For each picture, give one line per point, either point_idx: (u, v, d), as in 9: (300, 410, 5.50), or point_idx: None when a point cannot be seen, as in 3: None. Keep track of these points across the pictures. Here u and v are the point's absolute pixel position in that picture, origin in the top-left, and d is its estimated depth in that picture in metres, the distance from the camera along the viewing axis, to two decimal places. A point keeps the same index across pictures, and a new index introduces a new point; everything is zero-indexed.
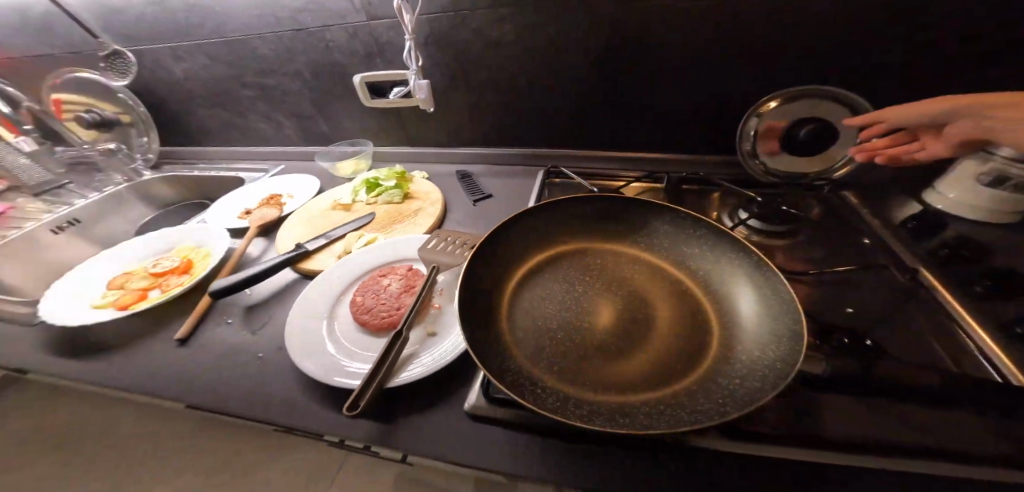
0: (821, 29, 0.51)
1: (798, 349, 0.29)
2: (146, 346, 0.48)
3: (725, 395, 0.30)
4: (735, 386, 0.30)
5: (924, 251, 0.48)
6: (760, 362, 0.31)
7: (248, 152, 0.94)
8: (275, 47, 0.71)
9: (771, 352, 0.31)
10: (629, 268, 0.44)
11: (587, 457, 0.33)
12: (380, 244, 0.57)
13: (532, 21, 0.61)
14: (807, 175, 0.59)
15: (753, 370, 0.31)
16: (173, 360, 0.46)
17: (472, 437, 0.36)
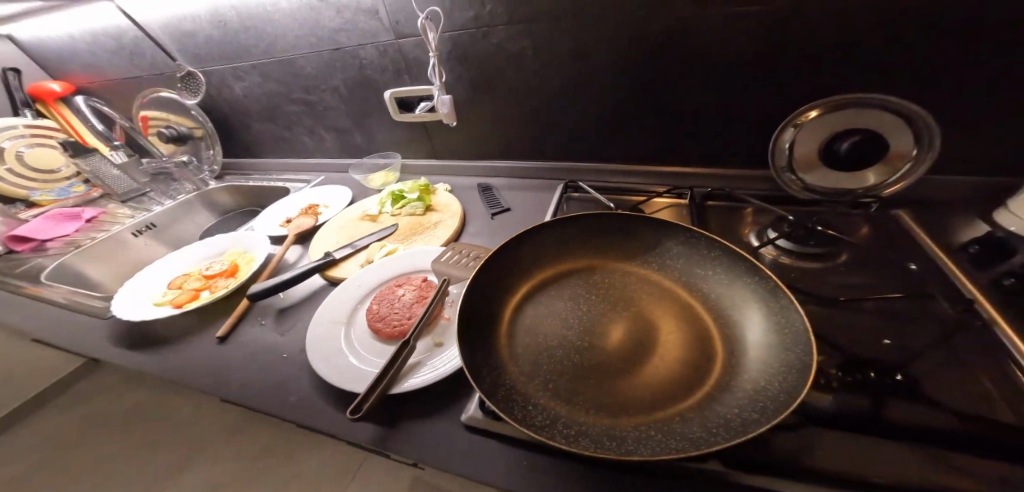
0: (858, 23, 0.47)
1: (803, 384, 0.28)
2: (193, 339, 0.54)
3: (720, 425, 0.29)
4: (732, 417, 0.29)
5: (984, 280, 0.42)
6: (764, 395, 0.29)
7: (293, 164, 1.03)
8: (316, 67, 0.78)
9: (775, 384, 0.29)
10: (636, 287, 0.43)
11: (576, 477, 0.33)
12: (399, 254, 0.60)
13: (551, 33, 0.62)
14: (852, 191, 0.54)
15: (754, 402, 0.29)
16: (213, 355, 0.51)
17: (465, 447, 0.37)
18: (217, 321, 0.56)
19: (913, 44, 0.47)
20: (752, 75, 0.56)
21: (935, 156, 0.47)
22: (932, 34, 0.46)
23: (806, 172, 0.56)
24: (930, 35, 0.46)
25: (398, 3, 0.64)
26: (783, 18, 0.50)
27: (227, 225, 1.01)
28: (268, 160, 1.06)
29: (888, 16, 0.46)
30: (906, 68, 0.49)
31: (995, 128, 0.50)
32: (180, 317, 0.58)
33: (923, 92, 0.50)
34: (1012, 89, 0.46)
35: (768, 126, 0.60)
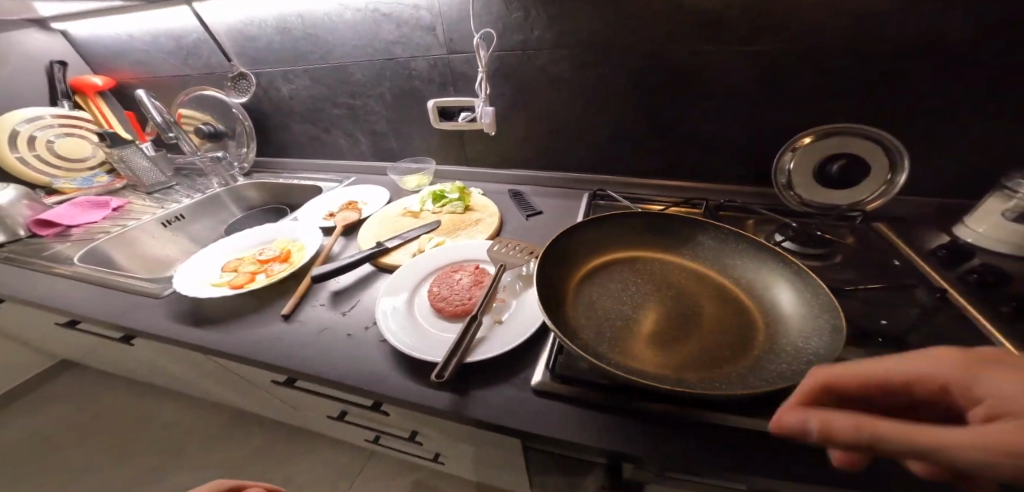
0: (864, 50, 0.57)
1: (837, 339, 0.34)
2: (254, 316, 0.56)
3: (771, 375, 0.35)
4: (780, 369, 0.35)
5: (954, 276, 0.52)
6: (803, 351, 0.36)
7: (324, 165, 1.08)
8: (366, 75, 0.86)
9: (813, 343, 0.36)
10: (677, 275, 0.50)
11: (644, 433, 0.38)
12: (448, 245, 0.65)
13: (590, 58, 0.71)
14: (840, 206, 0.64)
15: (799, 357, 0.36)
16: (279, 331, 0.54)
17: (539, 409, 0.42)
18: (277, 301, 0.59)
19: (900, 71, 0.57)
20: (764, 100, 0.66)
21: (905, 180, 0.59)
22: (913, 66, 0.56)
23: (803, 188, 0.66)
24: (910, 67, 0.57)
25: (455, 23, 0.73)
26: (786, 57, 0.61)
27: (253, 219, 1.03)
28: (298, 160, 1.11)
29: (880, 51, 0.57)
30: (894, 76, 0.58)
31: (961, 151, 0.61)
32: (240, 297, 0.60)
33: (906, 114, 0.60)
34: (979, 115, 0.57)
35: (771, 148, 0.70)
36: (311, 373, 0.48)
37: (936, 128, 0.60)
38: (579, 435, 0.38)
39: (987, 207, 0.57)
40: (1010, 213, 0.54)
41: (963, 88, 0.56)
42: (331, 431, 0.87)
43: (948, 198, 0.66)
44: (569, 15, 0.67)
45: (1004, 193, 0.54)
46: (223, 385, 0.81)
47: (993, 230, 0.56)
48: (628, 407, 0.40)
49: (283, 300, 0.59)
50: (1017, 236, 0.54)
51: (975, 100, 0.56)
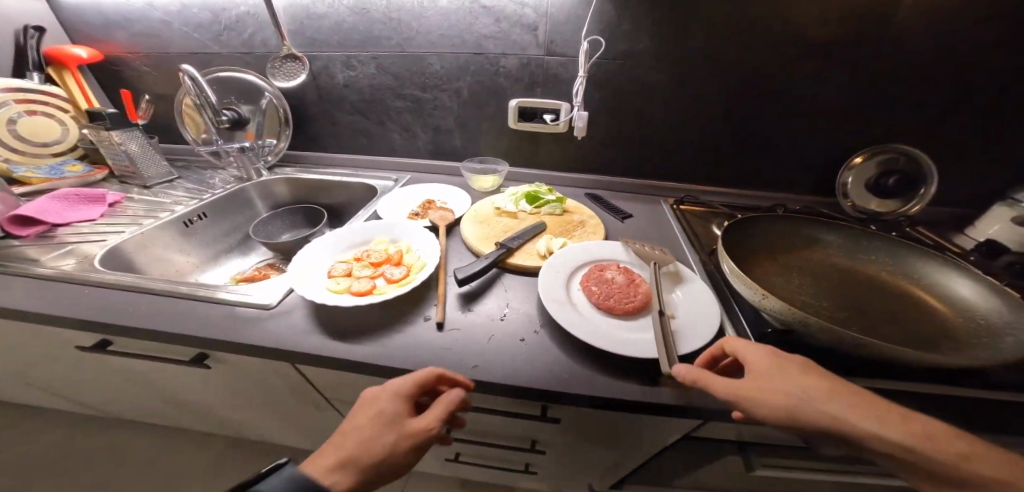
0: (920, 83, 0.70)
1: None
2: (406, 326, 0.51)
3: (993, 349, 0.37)
4: (999, 343, 0.38)
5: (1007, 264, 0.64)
6: (996, 327, 0.40)
7: (367, 161, 0.99)
8: (446, 69, 0.82)
9: (1008, 319, 0.40)
10: (825, 268, 0.52)
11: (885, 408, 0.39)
12: (574, 246, 0.64)
13: (688, 71, 0.75)
14: (884, 213, 0.77)
15: (1003, 332, 0.39)
16: (444, 342, 0.49)
17: None
18: (422, 309, 0.54)
19: (944, 102, 0.70)
20: (836, 120, 0.76)
21: (935, 192, 0.72)
22: (955, 98, 0.70)
23: (860, 198, 0.77)
24: (953, 99, 0.70)
25: (560, 26, 0.74)
26: (860, 82, 0.71)
27: (279, 219, 0.89)
28: (334, 154, 0.99)
29: (934, 85, 0.69)
30: (943, 106, 0.71)
31: (978, 170, 0.76)
32: (369, 306, 0.54)
33: (943, 137, 0.74)
34: (997, 140, 0.72)
35: (832, 161, 0.81)
36: (507, 381, 0.45)
37: (968, 150, 0.74)
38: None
39: (998, 215, 0.67)
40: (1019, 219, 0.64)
41: (988, 119, 0.70)
42: None
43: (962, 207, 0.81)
44: (676, 29, 0.71)
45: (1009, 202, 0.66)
46: (281, 416, 0.68)
47: (1005, 233, 0.65)
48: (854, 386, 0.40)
49: (431, 308, 0.55)
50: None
51: (997, 127, 0.71)
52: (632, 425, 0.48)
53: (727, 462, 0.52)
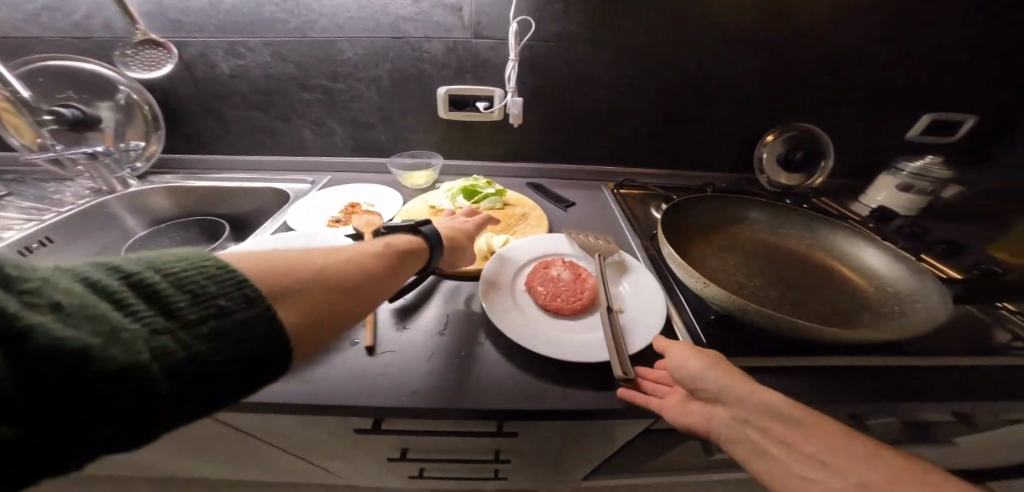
0: (826, 63, 0.74)
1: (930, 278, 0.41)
2: (326, 358, 0.44)
3: (900, 317, 0.40)
4: (905, 311, 0.40)
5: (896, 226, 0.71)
6: (901, 294, 0.43)
7: (275, 162, 0.85)
8: (360, 54, 0.72)
9: (911, 286, 0.43)
10: (754, 246, 0.54)
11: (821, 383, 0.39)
12: (516, 243, 0.60)
13: (620, 56, 0.74)
14: (795, 186, 0.83)
15: (907, 300, 0.42)
16: (374, 370, 0.42)
17: None
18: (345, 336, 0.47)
19: (845, 82, 0.76)
20: (756, 101, 0.79)
21: (833, 165, 0.79)
22: (853, 79, 0.76)
23: (776, 173, 0.83)
24: (851, 80, 0.76)
25: (485, 6, 0.68)
26: (776, 64, 0.74)
27: (164, 236, 0.73)
28: (231, 156, 0.84)
29: (836, 67, 0.74)
30: (845, 87, 0.76)
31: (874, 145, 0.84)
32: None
33: (846, 115, 0.80)
34: (889, 117, 0.79)
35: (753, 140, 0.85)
36: (447, 408, 0.40)
37: (865, 126, 0.81)
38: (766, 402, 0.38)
39: (885, 184, 0.76)
40: (902, 185, 0.73)
41: (880, 97, 0.77)
42: (356, 482, 0.69)
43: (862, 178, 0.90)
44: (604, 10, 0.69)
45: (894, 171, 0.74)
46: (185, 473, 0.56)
47: (891, 198, 0.75)
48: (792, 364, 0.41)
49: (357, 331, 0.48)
50: (906, 201, 0.73)
51: (888, 105, 0.78)
52: (588, 428, 0.46)
53: (679, 447, 0.53)
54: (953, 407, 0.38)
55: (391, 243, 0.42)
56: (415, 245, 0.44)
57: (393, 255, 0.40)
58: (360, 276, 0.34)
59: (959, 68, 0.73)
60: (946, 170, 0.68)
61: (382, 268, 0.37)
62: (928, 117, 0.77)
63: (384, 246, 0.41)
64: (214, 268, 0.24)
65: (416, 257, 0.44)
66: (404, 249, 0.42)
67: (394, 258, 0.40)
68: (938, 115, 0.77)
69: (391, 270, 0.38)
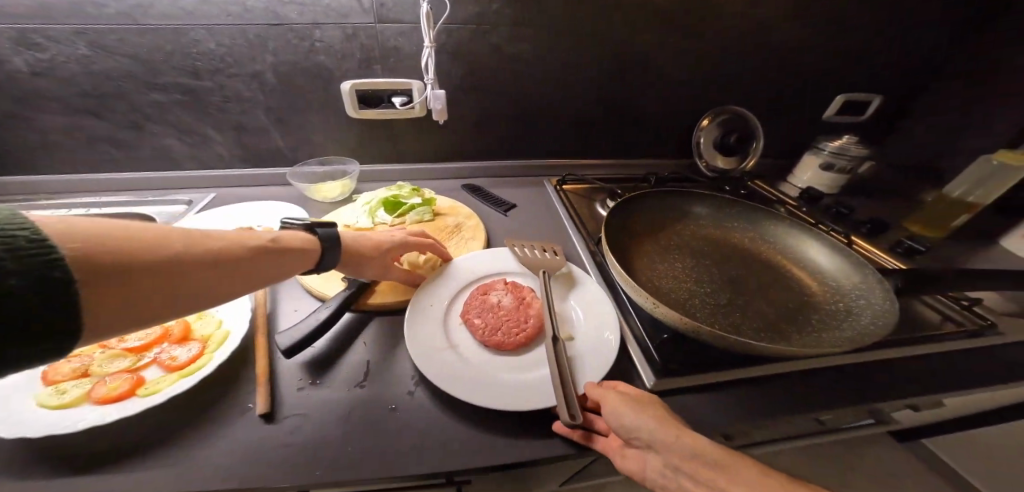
0: (757, 44, 0.72)
1: (873, 268, 0.40)
2: (195, 435, 0.32)
3: (848, 313, 0.38)
4: (852, 307, 0.39)
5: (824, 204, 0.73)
6: (845, 288, 0.41)
7: (144, 180, 0.71)
8: (235, 46, 0.61)
9: (854, 279, 0.41)
10: (699, 241, 0.51)
11: (777, 397, 0.36)
12: (449, 266, 0.52)
13: (547, 41, 0.67)
14: (730, 171, 0.83)
15: (852, 293, 0.40)
16: (270, 444, 0.32)
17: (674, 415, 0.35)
18: (232, 403, 0.35)
19: (773, 64, 0.75)
20: (693, 85, 0.76)
21: (763, 147, 0.78)
22: (782, 60, 0.75)
23: (712, 157, 0.82)
24: (779, 61, 0.75)
25: None
26: (710, 45, 0.71)
27: None
28: (88, 174, 0.69)
29: (764, 47, 0.73)
30: (772, 68, 0.76)
31: (801, 125, 0.85)
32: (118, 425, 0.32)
33: (775, 97, 0.80)
34: (811, 97, 0.81)
35: (689, 124, 0.83)
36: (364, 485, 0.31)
37: (792, 107, 0.82)
38: (729, 424, 0.34)
39: (809, 163, 0.78)
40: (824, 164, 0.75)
41: (804, 78, 0.78)
42: None
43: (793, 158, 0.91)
44: None
45: (817, 150, 0.76)
46: None
47: (813, 177, 0.77)
48: (749, 376, 0.38)
49: (250, 394, 0.36)
50: (827, 179, 0.76)
51: (811, 85, 0.79)
52: (539, 476, 0.39)
53: None
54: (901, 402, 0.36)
55: (280, 238, 0.37)
56: (312, 245, 0.39)
57: (276, 252, 0.35)
58: (212, 272, 0.29)
59: (869, 48, 0.75)
60: (860, 148, 0.71)
61: (250, 267, 0.32)
62: (841, 97, 0.80)
63: (270, 239, 0.36)
64: (24, 240, 0.21)
65: (309, 259, 0.38)
66: (294, 247, 0.37)
67: (275, 257, 0.35)
68: (849, 95, 0.81)
69: (263, 269, 0.33)
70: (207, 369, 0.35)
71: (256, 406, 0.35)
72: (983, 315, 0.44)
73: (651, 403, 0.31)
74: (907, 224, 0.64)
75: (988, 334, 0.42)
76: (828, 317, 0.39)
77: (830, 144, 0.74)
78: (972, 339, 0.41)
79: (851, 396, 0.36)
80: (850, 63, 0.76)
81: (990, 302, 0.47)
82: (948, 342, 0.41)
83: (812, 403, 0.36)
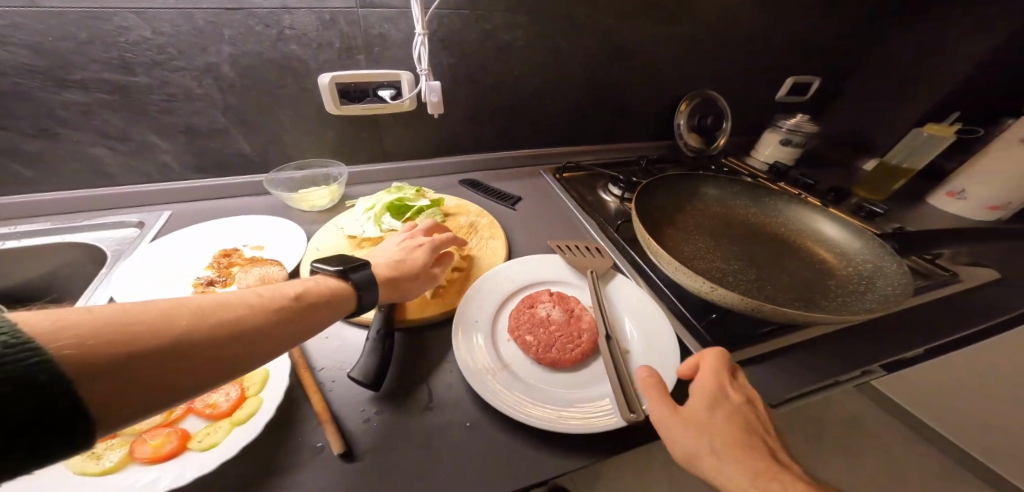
0: (728, 30, 0.77)
1: (870, 236, 0.48)
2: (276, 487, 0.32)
3: (858, 277, 0.45)
4: (858, 271, 0.46)
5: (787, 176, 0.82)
6: (848, 255, 0.49)
7: (67, 201, 0.58)
8: (180, 35, 0.50)
9: (854, 246, 0.49)
10: (715, 222, 0.56)
11: (813, 361, 0.41)
12: (481, 280, 0.50)
13: (541, 28, 0.65)
14: (707, 150, 0.88)
15: (855, 259, 0.48)
16: (358, 485, 0.32)
17: None
18: (300, 449, 0.34)
19: (740, 49, 0.81)
20: (673, 70, 0.79)
21: (732, 127, 0.85)
22: (748, 45, 0.81)
23: (692, 138, 0.86)
24: (745, 45, 0.81)
25: None
26: (689, 32, 0.74)
27: None
28: None
29: (734, 33, 0.78)
30: (740, 53, 0.82)
31: (759, 104, 0.94)
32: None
33: (740, 79, 0.87)
34: (768, 79, 0.89)
35: (669, 107, 0.87)
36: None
37: (752, 89, 0.90)
38: (786, 391, 0.38)
39: (770, 139, 0.87)
40: (783, 139, 0.84)
41: (763, 62, 0.86)
42: None
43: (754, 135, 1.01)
44: None
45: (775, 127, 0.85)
46: None
47: (774, 153, 0.86)
48: (789, 345, 0.43)
49: (316, 431, 0.36)
50: (785, 153, 0.85)
51: (768, 68, 0.87)
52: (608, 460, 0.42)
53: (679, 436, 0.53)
54: (899, 349, 0.43)
55: (306, 289, 0.33)
56: (340, 291, 0.35)
57: (303, 306, 0.31)
58: (231, 343, 0.25)
59: (814, 33, 0.84)
60: (812, 125, 0.81)
61: (274, 328, 0.28)
62: (791, 79, 0.90)
63: (294, 296, 0.31)
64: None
65: (339, 307, 0.34)
66: (321, 297, 0.33)
67: (302, 312, 0.31)
68: (797, 78, 0.91)
69: (290, 328, 0.29)
70: (264, 410, 0.35)
71: (327, 443, 0.35)
72: (946, 267, 0.56)
73: (698, 414, 0.33)
74: (855, 189, 0.81)
75: (951, 282, 0.52)
76: (840, 282, 0.45)
77: (786, 121, 0.82)
78: (936, 290, 0.51)
79: (868, 350, 0.43)
80: (799, 47, 0.85)
81: (937, 254, 0.58)
82: (922, 294, 0.50)
83: (842, 361, 0.41)
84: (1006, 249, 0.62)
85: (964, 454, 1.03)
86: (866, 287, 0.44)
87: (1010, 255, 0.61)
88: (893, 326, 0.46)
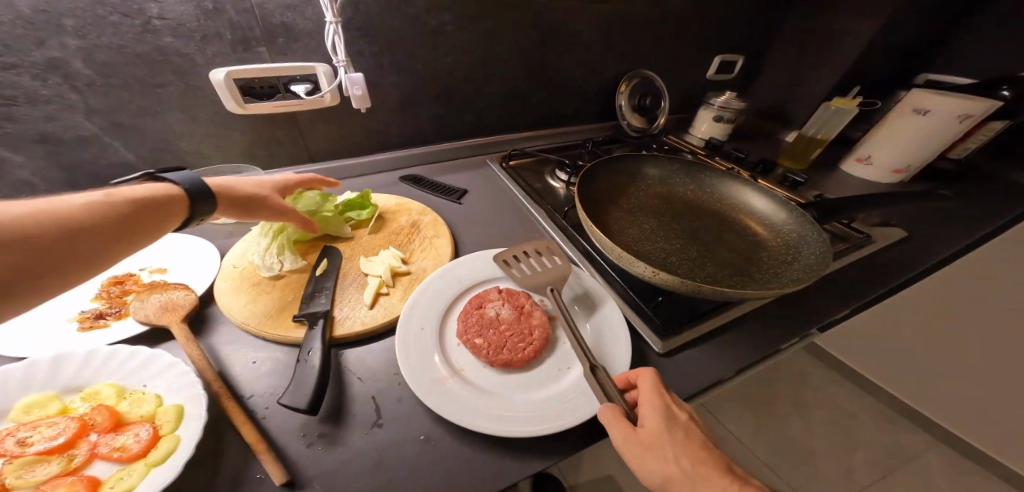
0: (656, 11, 0.77)
1: (795, 207, 0.51)
2: None
3: (786, 247, 0.48)
4: (787, 241, 0.49)
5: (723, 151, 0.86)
6: (779, 226, 0.51)
7: None
8: (2, 27, 0.40)
9: (782, 216, 0.52)
10: (657, 202, 0.56)
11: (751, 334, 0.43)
12: (423, 285, 0.46)
13: (466, 11, 0.61)
14: (649, 130, 0.90)
15: (784, 229, 0.51)
16: None
17: (686, 370, 0.39)
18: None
19: (669, 30, 0.83)
20: (608, 51, 0.79)
21: (669, 106, 0.87)
22: (676, 25, 0.83)
23: (634, 118, 0.87)
24: (674, 26, 0.83)
25: None
26: (619, 13, 0.74)
27: None
28: None
29: (663, 13, 0.79)
30: (670, 34, 0.84)
31: (692, 83, 0.98)
32: None
33: (672, 59, 0.89)
34: (697, 58, 0.93)
35: (609, 89, 0.87)
36: None
37: (684, 67, 0.93)
38: (728, 365, 0.40)
39: (703, 117, 0.91)
40: (715, 115, 0.88)
41: (691, 42, 0.88)
42: None
43: (692, 112, 1.04)
44: None
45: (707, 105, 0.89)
46: None
47: (709, 129, 0.90)
48: (731, 320, 0.45)
49: (252, 464, 0.32)
50: (718, 129, 0.89)
51: (696, 47, 0.90)
52: None
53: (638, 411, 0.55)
54: (824, 313, 0.47)
55: (120, 193, 0.32)
56: (171, 199, 0.35)
57: (123, 212, 0.31)
58: (43, 251, 0.27)
59: (736, 12, 0.87)
60: (739, 101, 0.85)
61: (92, 234, 0.29)
62: (718, 58, 0.94)
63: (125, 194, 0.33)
64: None
65: (172, 214, 0.35)
66: (145, 205, 0.33)
67: (125, 218, 0.31)
68: (724, 56, 0.95)
69: (117, 233, 0.31)
70: (182, 449, 0.30)
71: (266, 473, 0.31)
72: (861, 230, 0.61)
73: (657, 440, 0.31)
74: (781, 160, 0.87)
75: (864, 245, 0.57)
76: (772, 254, 0.48)
77: (716, 98, 0.86)
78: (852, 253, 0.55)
79: (796, 316, 0.46)
80: (722, 26, 0.89)
81: (853, 219, 0.63)
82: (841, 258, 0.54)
83: (776, 331, 0.44)
84: (905, 210, 0.70)
85: (877, 388, 1.19)
86: (793, 257, 0.46)
87: (907, 215, 0.68)
88: (814, 291, 0.50)
